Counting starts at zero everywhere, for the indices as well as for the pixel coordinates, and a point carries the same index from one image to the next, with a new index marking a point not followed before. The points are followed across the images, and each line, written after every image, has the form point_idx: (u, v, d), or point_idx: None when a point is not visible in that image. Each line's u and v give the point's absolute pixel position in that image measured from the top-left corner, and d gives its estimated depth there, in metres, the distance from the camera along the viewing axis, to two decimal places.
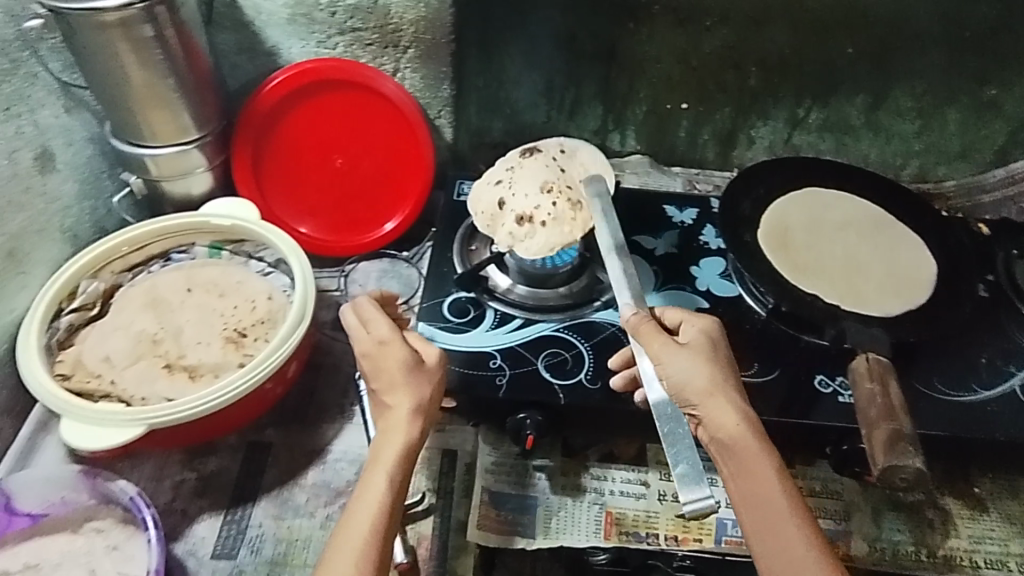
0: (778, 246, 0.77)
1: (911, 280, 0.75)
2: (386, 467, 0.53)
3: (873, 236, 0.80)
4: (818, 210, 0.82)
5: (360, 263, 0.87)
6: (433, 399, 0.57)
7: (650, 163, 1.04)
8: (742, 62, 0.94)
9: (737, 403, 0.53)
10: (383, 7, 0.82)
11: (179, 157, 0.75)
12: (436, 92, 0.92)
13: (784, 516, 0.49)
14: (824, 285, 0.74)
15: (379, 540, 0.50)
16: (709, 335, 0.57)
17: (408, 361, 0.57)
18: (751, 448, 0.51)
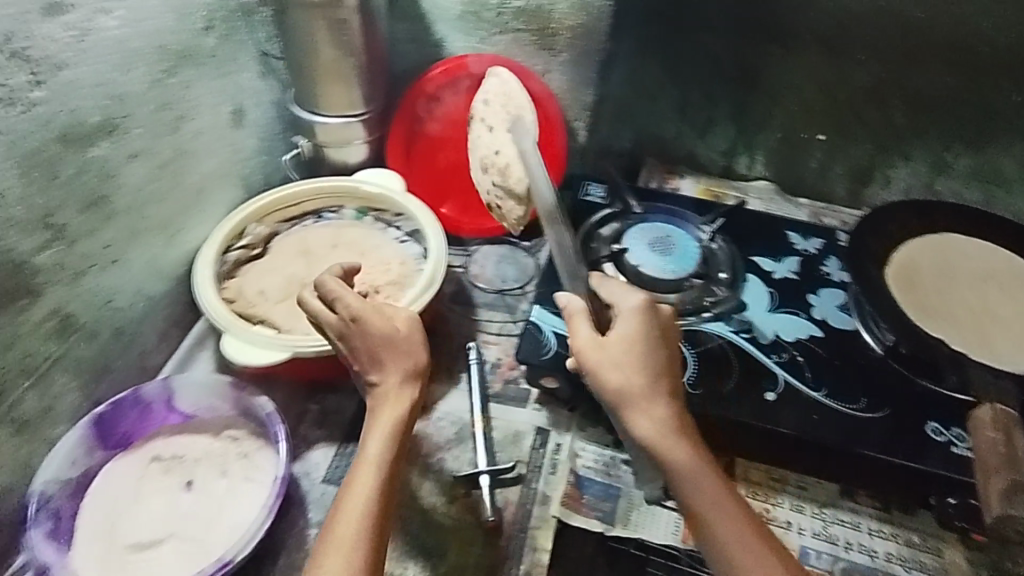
0: (906, 287, 0.75)
1: None
2: (373, 462, 0.54)
3: (1015, 292, 0.76)
4: (955, 257, 0.80)
5: (483, 247, 0.93)
6: (414, 366, 0.59)
7: (776, 190, 1.04)
8: (890, 99, 0.92)
9: (653, 403, 0.55)
10: (546, 12, 0.90)
11: (343, 128, 0.84)
12: (581, 98, 0.99)
13: (716, 519, 0.53)
14: (953, 331, 0.72)
15: (370, 533, 0.52)
16: (630, 324, 0.57)
17: (392, 337, 0.58)
18: (672, 455, 0.54)
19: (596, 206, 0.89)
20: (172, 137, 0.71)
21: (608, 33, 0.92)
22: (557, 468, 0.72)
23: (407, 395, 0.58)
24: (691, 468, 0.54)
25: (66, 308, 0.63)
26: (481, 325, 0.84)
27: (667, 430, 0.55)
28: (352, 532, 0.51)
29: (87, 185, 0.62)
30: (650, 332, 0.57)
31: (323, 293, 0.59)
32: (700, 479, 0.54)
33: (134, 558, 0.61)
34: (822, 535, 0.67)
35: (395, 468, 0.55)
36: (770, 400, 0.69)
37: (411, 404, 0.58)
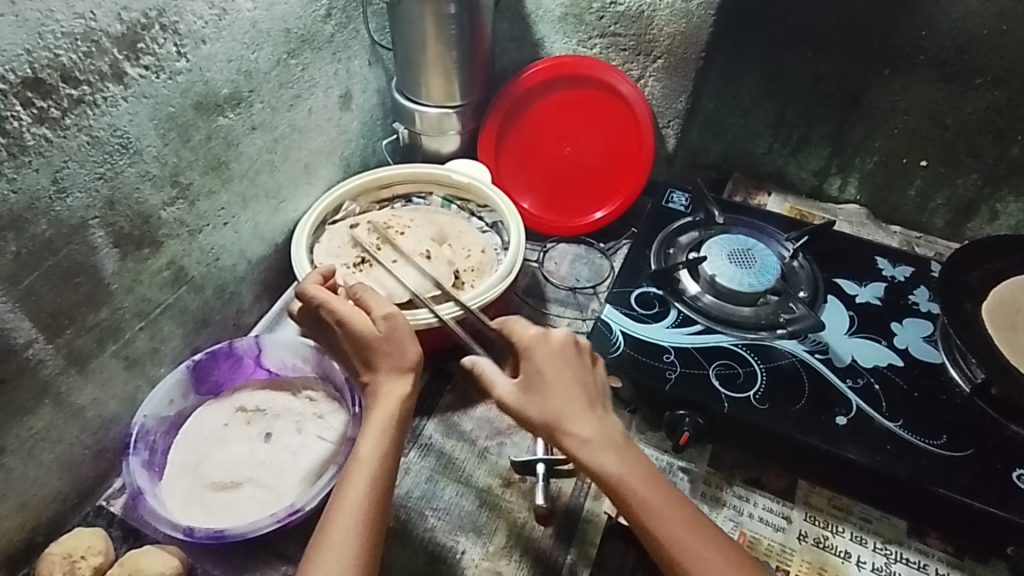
0: (1005, 324, 0.71)
1: None
2: (368, 466, 0.55)
3: None
4: None
5: (559, 245, 0.95)
6: (401, 360, 0.60)
7: (866, 215, 1.01)
8: (1007, 130, 0.88)
9: (581, 426, 0.56)
10: (648, 18, 0.87)
11: (441, 118, 0.89)
12: (671, 104, 0.95)
13: (670, 521, 0.54)
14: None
15: (363, 533, 0.52)
16: (538, 354, 0.59)
17: (370, 339, 0.60)
18: (609, 476, 0.55)
19: (677, 214, 0.89)
20: (287, 114, 0.77)
21: (706, 39, 0.87)
22: None
23: (400, 389, 0.59)
24: (634, 487, 0.55)
25: (181, 260, 0.69)
26: (550, 319, 0.86)
27: (599, 452, 0.56)
28: (345, 533, 0.52)
29: (210, 150, 0.68)
30: (555, 352, 0.59)
31: (306, 299, 0.64)
32: (645, 497, 0.55)
33: (218, 496, 0.66)
34: (883, 571, 0.65)
35: (388, 469, 0.56)
36: (840, 424, 0.67)
37: (404, 397, 0.59)
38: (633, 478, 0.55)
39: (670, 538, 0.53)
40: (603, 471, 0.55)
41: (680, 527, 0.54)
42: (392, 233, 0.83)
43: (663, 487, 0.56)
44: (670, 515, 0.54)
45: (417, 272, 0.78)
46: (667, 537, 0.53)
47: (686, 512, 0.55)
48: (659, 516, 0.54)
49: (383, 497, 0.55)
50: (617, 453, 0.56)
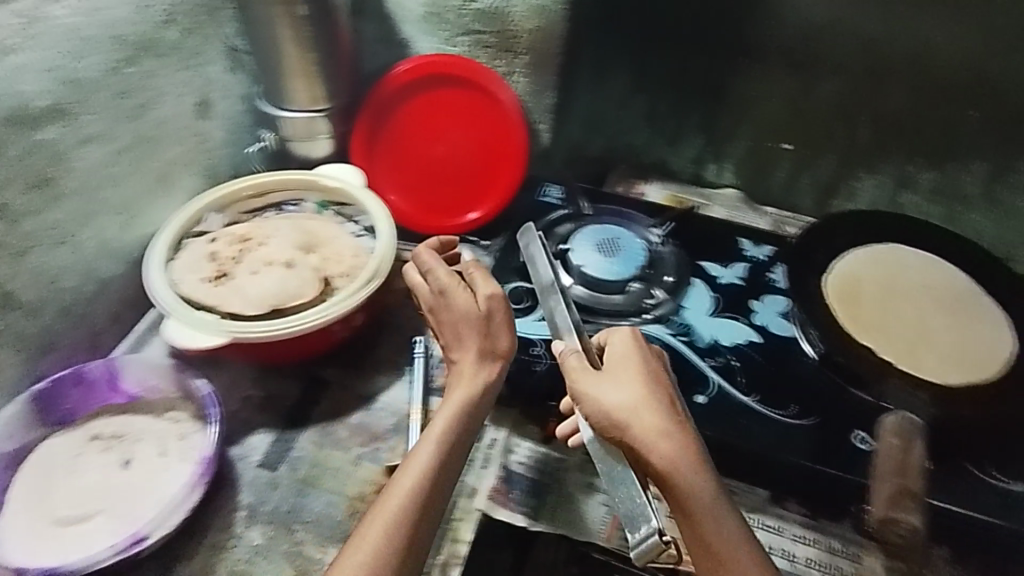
0: (846, 295, 0.75)
1: (985, 358, 0.70)
2: (431, 441, 0.59)
3: (953, 309, 0.74)
4: (899, 270, 0.78)
5: (442, 242, 0.91)
6: (492, 347, 0.66)
7: (740, 198, 1.03)
8: (854, 114, 0.92)
9: (659, 437, 0.54)
10: (505, 13, 0.90)
11: (308, 122, 0.86)
12: (541, 99, 0.99)
13: (722, 534, 0.52)
14: (884, 342, 0.72)
15: (412, 505, 0.55)
16: (626, 364, 0.59)
17: (470, 312, 0.65)
18: (682, 482, 0.53)
19: (551, 208, 0.91)
20: (129, 125, 0.74)
21: (566, 35, 0.92)
22: (488, 462, 0.74)
23: (482, 375, 0.64)
24: (697, 497, 0.53)
25: (7, 283, 0.65)
26: None
27: (677, 452, 0.53)
28: (404, 499, 0.55)
29: (32, 166, 0.64)
30: (648, 355, 0.61)
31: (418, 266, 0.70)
32: (705, 508, 0.53)
33: (62, 531, 0.62)
34: None
35: (457, 446, 0.60)
36: (699, 403, 0.69)
37: (485, 384, 0.64)
38: (702, 478, 0.53)
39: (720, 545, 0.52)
40: (677, 477, 0.53)
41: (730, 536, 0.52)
42: (253, 244, 0.80)
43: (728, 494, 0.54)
44: (729, 531, 0.53)
45: (278, 281, 0.76)
46: (717, 552, 0.52)
47: (739, 529, 0.53)
48: (714, 521, 0.53)
49: (447, 472, 0.59)
50: (691, 452, 0.54)
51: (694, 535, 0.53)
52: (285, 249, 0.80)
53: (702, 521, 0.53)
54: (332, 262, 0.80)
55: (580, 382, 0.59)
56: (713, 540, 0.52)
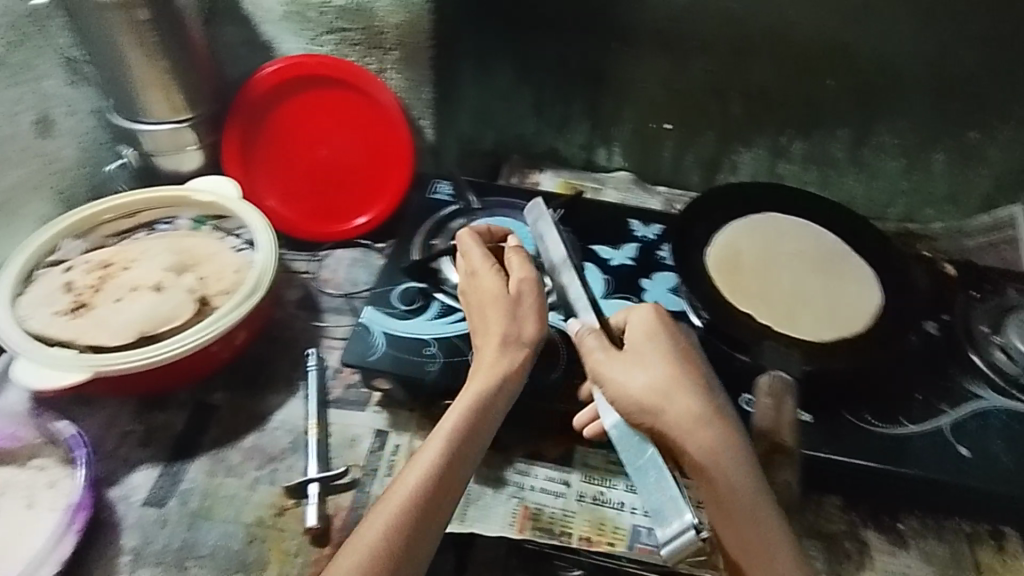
0: (725, 266, 0.78)
1: (852, 311, 0.74)
2: (441, 437, 0.61)
3: (821, 267, 0.79)
4: (774, 236, 0.81)
5: (335, 250, 0.90)
6: (518, 333, 0.66)
7: (632, 180, 1.05)
8: (725, 90, 0.96)
9: (697, 429, 0.57)
10: (369, 10, 0.84)
11: (174, 134, 0.81)
12: (418, 94, 0.91)
13: (751, 517, 0.56)
14: (763, 307, 0.74)
15: (415, 502, 0.57)
16: (657, 353, 0.61)
17: (500, 294, 0.68)
18: (719, 470, 0.56)
19: (441, 205, 0.88)
20: None
21: (429, 27, 0.85)
22: (393, 469, 0.72)
23: (505, 361, 0.65)
24: (730, 481, 0.56)
25: None
26: (327, 331, 0.83)
27: (713, 442, 0.57)
28: (411, 488, 0.58)
29: None
30: (675, 336, 0.63)
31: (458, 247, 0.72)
32: (736, 491, 0.56)
33: None
34: None
35: (473, 435, 0.62)
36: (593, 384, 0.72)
37: (505, 372, 0.65)
38: (733, 457, 0.57)
39: (746, 520, 0.56)
40: (714, 465, 0.56)
41: (756, 511, 0.56)
42: (115, 270, 0.76)
43: (757, 471, 0.58)
44: (758, 513, 0.56)
45: (148, 305, 0.72)
46: (742, 531, 0.56)
47: (766, 510, 0.57)
48: (743, 498, 0.56)
49: (459, 461, 0.60)
50: (725, 435, 0.58)
51: (720, 511, 0.56)
52: (156, 273, 0.75)
53: (730, 500, 0.56)
54: (209, 282, 0.75)
55: (606, 366, 0.61)
56: (739, 517, 0.56)
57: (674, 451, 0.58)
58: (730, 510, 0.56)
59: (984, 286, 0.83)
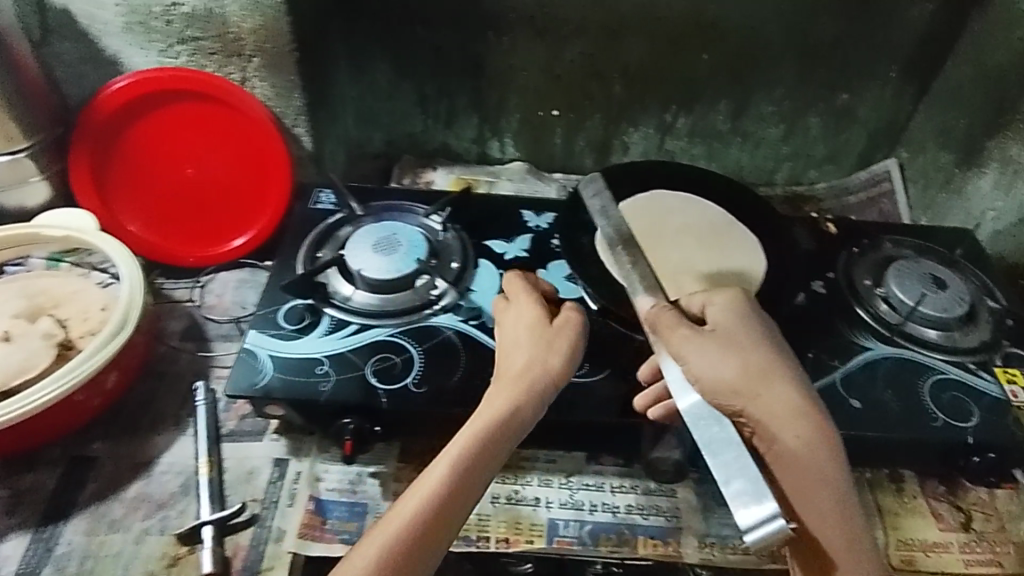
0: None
1: (740, 280, 0.75)
2: (448, 458, 0.55)
3: (711, 239, 0.79)
4: (663, 213, 0.81)
5: (219, 273, 0.85)
6: (545, 364, 0.61)
7: (527, 169, 1.03)
8: (605, 71, 0.95)
9: (792, 421, 0.58)
10: (220, 16, 0.78)
11: (12, 166, 0.75)
12: (289, 102, 0.85)
13: (835, 508, 0.56)
14: (656, 285, 0.74)
15: (418, 527, 0.52)
16: (746, 340, 0.60)
17: (541, 323, 0.64)
18: (814, 461, 0.57)
19: (326, 214, 0.84)
20: None
21: (290, 29, 0.79)
22: (295, 498, 0.69)
23: (529, 390, 0.60)
24: (820, 472, 0.57)
25: None
26: (215, 361, 0.78)
27: (809, 434, 0.57)
28: (414, 513, 0.52)
29: None
30: (762, 322, 0.63)
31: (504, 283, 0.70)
32: (826, 480, 0.56)
33: None
34: (569, 504, 0.72)
35: (478, 469, 0.56)
36: None
37: (521, 404, 0.59)
38: (827, 445, 0.57)
39: (830, 506, 0.56)
40: (807, 455, 0.57)
41: (841, 498, 0.56)
42: None
43: (847, 459, 0.58)
44: (843, 504, 0.56)
45: None
46: (823, 521, 0.56)
47: (849, 503, 0.57)
48: (832, 483, 0.56)
49: (459, 498, 0.54)
50: (818, 427, 0.58)
51: (801, 495, 0.57)
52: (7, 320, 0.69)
53: (818, 484, 0.56)
54: (71, 325, 0.69)
55: (694, 344, 0.59)
56: (823, 503, 0.56)
57: (764, 435, 0.58)
58: (815, 494, 0.56)
59: (863, 241, 0.87)
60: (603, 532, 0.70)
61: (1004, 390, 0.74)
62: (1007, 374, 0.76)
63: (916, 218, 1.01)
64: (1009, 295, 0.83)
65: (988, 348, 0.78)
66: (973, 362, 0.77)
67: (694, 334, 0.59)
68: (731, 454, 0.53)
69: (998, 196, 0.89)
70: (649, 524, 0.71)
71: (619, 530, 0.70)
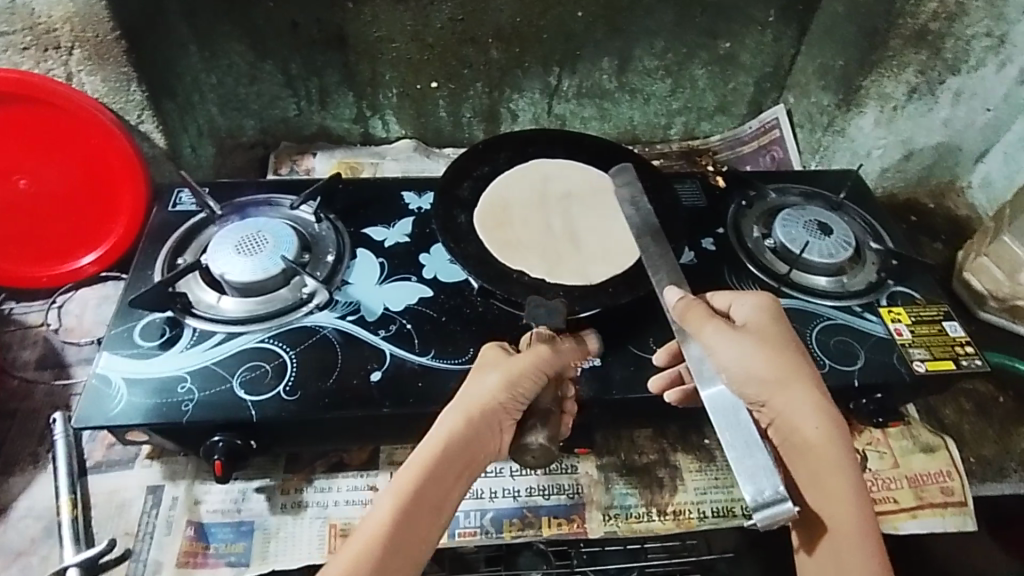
0: (495, 223, 0.74)
1: (622, 244, 0.74)
2: (410, 469, 0.52)
3: (589, 208, 0.78)
4: (540, 185, 0.79)
5: (77, 292, 0.80)
6: (490, 396, 0.56)
7: (415, 147, 0.99)
8: (478, 35, 0.90)
9: (809, 414, 0.55)
10: (24, 6, 0.71)
11: None
12: (129, 96, 0.80)
13: (847, 506, 0.53)
14: (536, 259, 0.72)
15: (381, 546, 0.49)
16: (771, 335, 0.58)
17: (495, 358, 0.60)
18: (830, 455, 0.53)
19: (186, 216, 0.78)
20: None
21: (109, 13, 0.72)
22: (171, 526, 0.64)
23: (474, 421, 0.55)
24: (832, 466, 0.53)
25: None
26: (76, 388, 0.72)
27: (827, 428, 0.54)
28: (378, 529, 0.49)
29: None
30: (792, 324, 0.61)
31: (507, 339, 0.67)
32: (840, 477, 0.53)
33: None
34: (469, 494, 0.69)
35: (428, 507, 0.51)
36: (374, 381, 0.66)
37: (464, 434, 0.54)
38: (845, 441, 0.54)
39: (848, 501, 0.53)
40: (822, 446, 0.54)
41: (859, 492, 0.53)
42: None
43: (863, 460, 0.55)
44: (857, 502, 0.53)
45: None
46: (833, 517, 0.53)
47: (865, 504, 0.53)
48: (851, 478, 0.53)
49: (408, 540, 0.50)
50: (840, 424, 0.55)
51: (816, 489, 0.54)
52: None
53: (835, 477, 0.53)
54: None
55: (723, 334, 0.58)
56: (837, 499, 0.53)
57: (784, 426, 0.56)
58: (830, 487, 0.53)
59: (751, 192, 0.87)
60: (505, 518, 0.68)
61: (889, 330, 0.75)
62: (892, 313, 0.76)
63: (806, 162, 1.01)
64: (894, 234, 0.84)
65: (874, 289, 0.78)
66: (859, 305, 0.77)
67: (725, 325, 0.58)
68: (751, 443, 0.53)
69: (880, 134, 0.91)
70: (552, 503, 0.69)
71: (522, 513, 0.69)
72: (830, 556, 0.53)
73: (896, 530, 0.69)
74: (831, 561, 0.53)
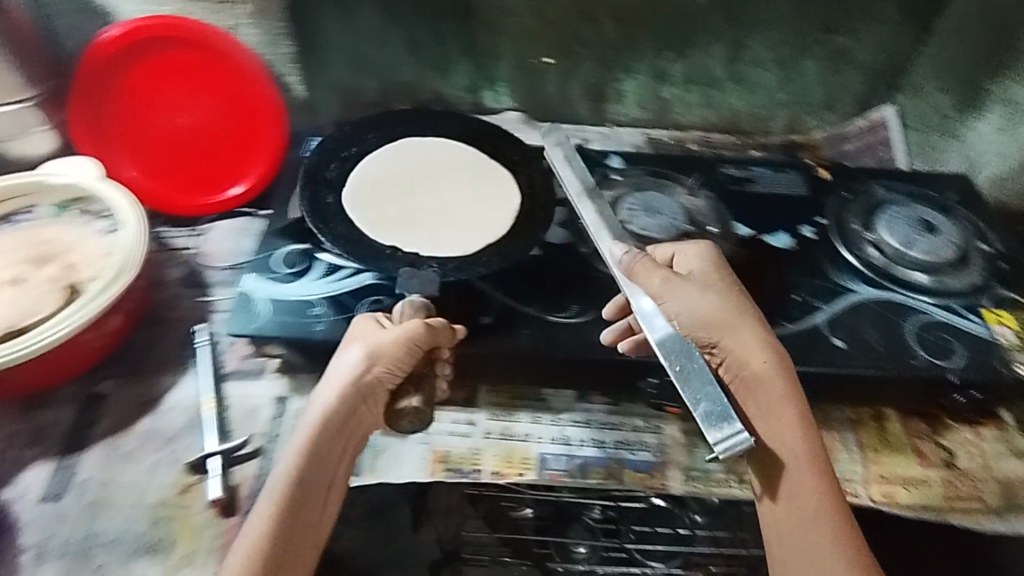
0: (363, 203, 0.80)
1: (496, 216, 0.81)
2: (292, 455, 0.59)
3: (469, 181, 0.85)
4: (425, 163, 0.87)
5: (218, 222, 0.86)
6: (362, 377, 0.62)
7: (522, 118, 1.01)
8: (594, 14, 0.94)
9: (756, 350, 0.64)
10: None
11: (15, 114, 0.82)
12: (278, 49, 0.94)
13: (793, 431, 0.61)
14: (409, 236, 0.79)
15: (285, 513, 0.57)
16: (715, 283, 0.68)
17: (371, 333, 0.65)
18: (775, 380, 0.63)
19: None
20: None
21: None
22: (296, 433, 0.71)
23: (348, 394, 0.61)
24: (774, 395, 0.62)
25: None
26: (213, 306, 0.80)
27: (768, 364, 0.63)
28: (268, 516, 0.57)
29: None
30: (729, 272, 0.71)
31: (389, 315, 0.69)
32: (783, 406, 0.62)
33: None
34: (560, 439, 0.74)
35: (316, 481, 0.59)
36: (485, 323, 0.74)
37: (332, 415, 0.61)
38: (785, 373, 0.63)
39: (792, 426, 0.61)
40: (769, 379, 0.63)
41: (800, 419, 0.62)
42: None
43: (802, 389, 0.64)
44: (799, 428, 0.61)
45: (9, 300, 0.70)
46: (785, 447, 0.61)
47: (810, 428, 0.62)
48: (793, 404, 0.62)
49: (303, 514, 0.58)
50: (779, 359, 0.64)
51: (766, 419, 0.62)
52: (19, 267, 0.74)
53: (782, 405, 0.62)
54: (77, 270, 0.73)
55: (670, 286, 0.67)
56: (782, 426, 0.61)
57: (734, 363, 0.64)
58: (778, 415, 0.62)
59: (852, 186, 0.89)
60: (592, 465, 0.72)
61: (991, 332, 0.75)
62: (996, 315, 0.77)
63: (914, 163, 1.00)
64: (1001, 238, 0.86)
65: (979, 291, 0.79)
66: (960, 304, 0.78)
67: (671, 277, 0.67)
68: (704, 381, 0.60)
69: (1000, 137, 0.94)
70: (637, 457, 0.73)
71: (606, 463, 0.72)
72: (787, 485, 0.60)
73: (981, 528, 0.67)
74: (786, 489, 0.60)
